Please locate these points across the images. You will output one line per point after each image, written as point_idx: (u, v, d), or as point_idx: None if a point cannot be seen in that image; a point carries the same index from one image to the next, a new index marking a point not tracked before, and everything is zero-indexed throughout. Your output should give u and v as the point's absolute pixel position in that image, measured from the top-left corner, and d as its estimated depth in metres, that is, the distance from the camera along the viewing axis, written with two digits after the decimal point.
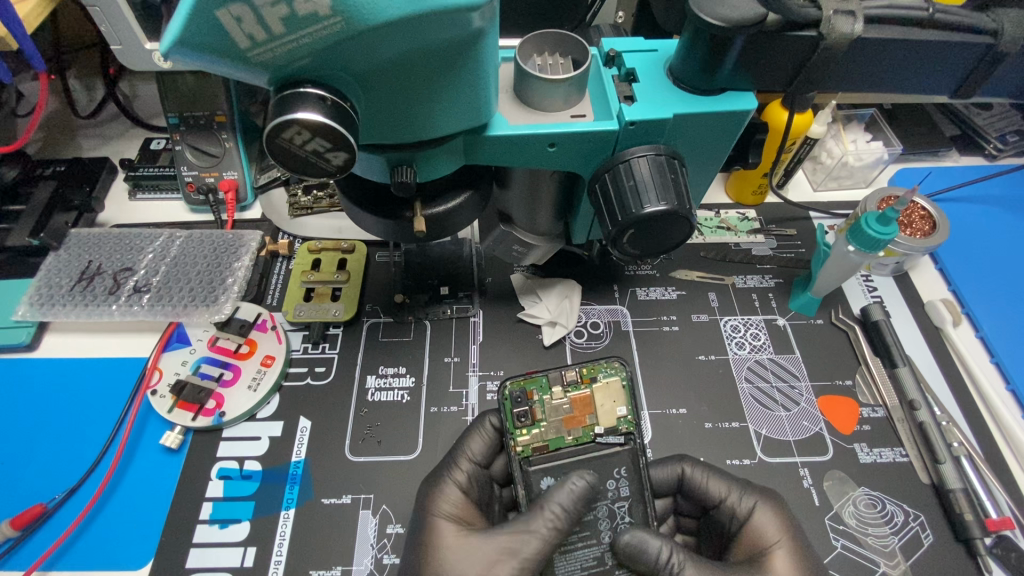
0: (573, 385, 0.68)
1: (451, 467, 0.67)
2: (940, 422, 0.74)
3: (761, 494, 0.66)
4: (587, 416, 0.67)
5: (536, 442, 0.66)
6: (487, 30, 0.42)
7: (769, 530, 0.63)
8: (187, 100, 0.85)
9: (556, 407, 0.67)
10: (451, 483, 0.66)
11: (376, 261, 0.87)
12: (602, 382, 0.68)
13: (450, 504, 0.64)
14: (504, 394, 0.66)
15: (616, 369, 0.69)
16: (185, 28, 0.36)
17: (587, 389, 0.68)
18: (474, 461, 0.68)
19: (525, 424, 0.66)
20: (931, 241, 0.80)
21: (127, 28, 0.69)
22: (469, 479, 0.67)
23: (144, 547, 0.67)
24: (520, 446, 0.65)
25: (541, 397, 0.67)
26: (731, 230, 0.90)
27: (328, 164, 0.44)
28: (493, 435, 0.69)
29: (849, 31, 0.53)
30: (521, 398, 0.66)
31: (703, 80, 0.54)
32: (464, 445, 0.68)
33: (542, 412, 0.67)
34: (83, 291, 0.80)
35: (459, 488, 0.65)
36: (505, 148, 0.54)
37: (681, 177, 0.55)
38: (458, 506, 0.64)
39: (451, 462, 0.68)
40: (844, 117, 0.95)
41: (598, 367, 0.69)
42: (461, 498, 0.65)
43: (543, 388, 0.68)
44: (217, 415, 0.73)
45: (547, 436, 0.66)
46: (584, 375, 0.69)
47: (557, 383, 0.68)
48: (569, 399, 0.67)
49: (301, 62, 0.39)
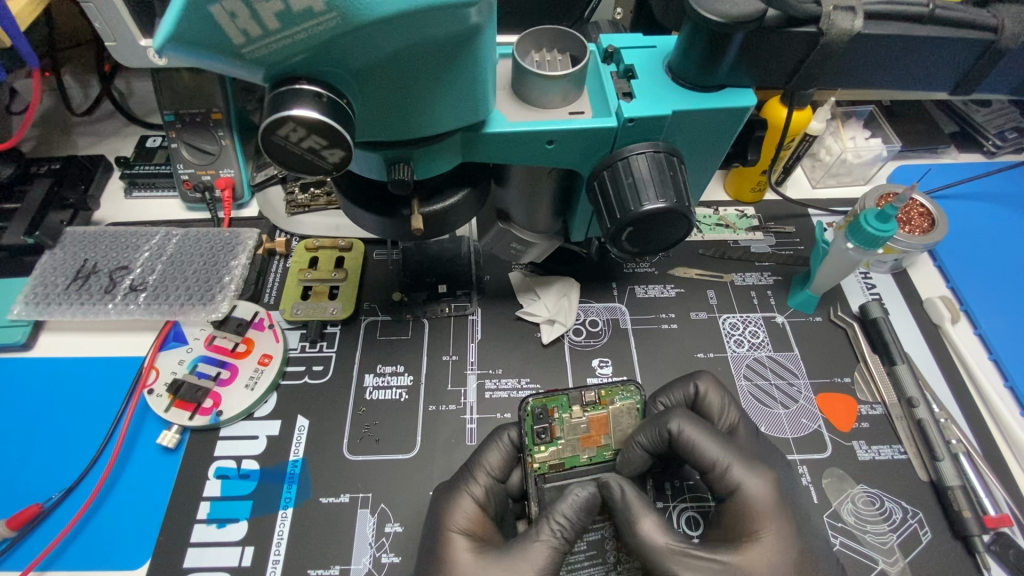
0: (592, 405, 0.69)
1: (468, 479, 0.65)
2: (939, 419, 0.74)
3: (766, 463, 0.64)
4: (602, 435, 0.68)
5: (553, 461, 0.66)
6: (484, 26, 0.42)
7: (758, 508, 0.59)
8: (183, 96, 0.85)
9: (574, 425, 0.67)
10: (468, 495, 0.64)
11: (374, 259, 0.87)
12: (617, 406, 0.69)
13: (465, 519, 0.62)
14: (526, 411, 0.66)
15: (632, 393, 0.70)
16: (178, 25, 0.36)
17: (604, 410, 0.69)
18: (492, 475, 0.65)
19: (544, 441, 0.66)
20: (930, 238, 0.80)
21: (122, 24, 0.68)
22: (487, 493, 0.64)
23: (142, 546, 0.67)
24: (537, 463, 0.65)
25: (561, 415, 0.67)
26: (730, 228, 0.90)
27: (324, 161, 0.44)
28: (511, 450, 0.66)
29: (849, 27, 0.53)
30: (543, 415, 0.66)
31: (702, 76, 0.54)
32: (481, 457, 0.66)
33: (561, 430, 0.67)
34: (78, 290, 0.79)
35: (475, 501, 0.63)
36: (502, 145, 0.54)
37: (680, 175, 0.54)
38: (472, 519, 0.62)
39: (468, 473, 0.65)
40: (843, 114, 0.95)
41: (614, 391, 0.70)
42: (477, 512, 0.63)
43: (564, 407, 0.68)
44: (215, 414, 0.73)
45: (563, 454, 0.66)
46: (601, 397, 0.69)
47: (576, 403, 0.68)
48: (587, 418, 0.68)
49: (297, 59, 0.39)
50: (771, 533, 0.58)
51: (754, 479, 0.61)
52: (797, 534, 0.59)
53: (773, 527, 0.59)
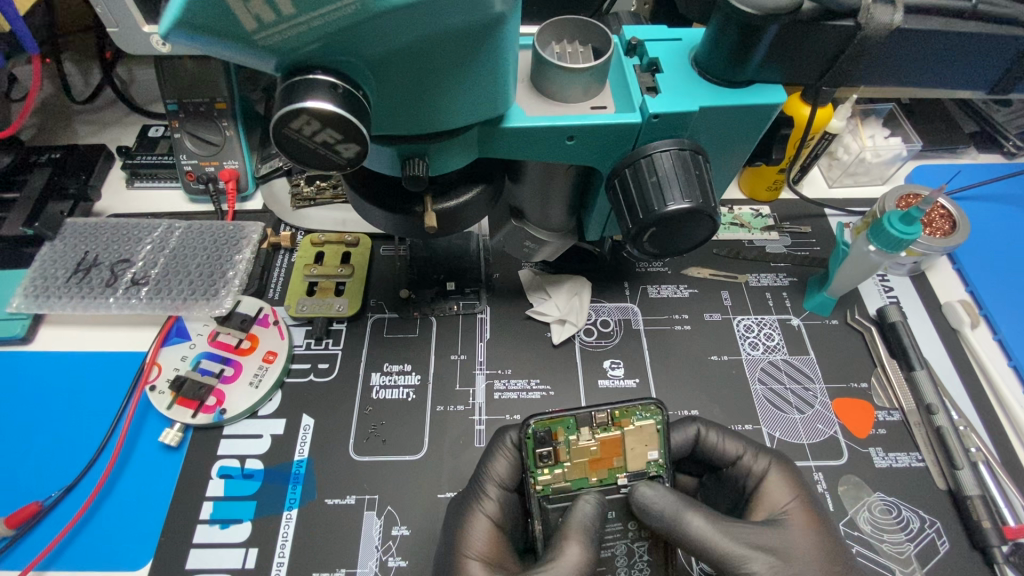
0: (603, 426, 0.62)
1: (479, 495, 0.63)
2: (958, 427, 0.72)
3: (773, 454, 0.65)
4: (614, 458, 0.62)
5: (558, 483, 0.62)
6: (509, 15, 0.40)
7: (784, 490, 0.62)
8: (187, 85, 0.82)
9: (582, 448, 0.61)
10: (482, 515, 0.62)
11: (380, 255, 0.85)
12: (635, 426, 0.62)
13: (482, 541, 0.61)
14: (527, 434, 0.61)
15: (652, 413, 0.63)
16: (185, 8, 0.34)
17: (617, 431, 0.62)
18: (502, 486, 0.64)
19: (547, 463, 0.61)
20: (951, 241, 0.78)
21: (125, 10, 0.66)
22: (500, 508, 0.63)
23: (143, 547, 0.65)
24: (540, 484, 0.61)
25: (567, 438, 0.62)
26: (744, 227, 0.88)
27: (338, 156, 0.42)
28: (516, 454, 0.64)
29: (888, 20, 0.53)
30: (546, 438, 0.61)
31: (731, 71, 0.52)
32: (488, 465, 0.64)
33: (567, 453, 0.62)
34: (79, 283, 0.78)
35: (491, 521, 0.62)
36: (521, 141, 0.52)
37: (705, 173, 0.52)
38: (487, 542, 0.61)
39: (478, 489, 0.64)
40: (862, 112, 0.93)
41: (632, 410, 0.63)
42: (491, 532, 0.61)
43: (570, 429, 0.62)
44: (218, 412, 0.71)
45: (569, 476, 0.62)
46: (615, 416, 0.62)
47: (585, 424, 0.62)
48: (598, 441, 0.62)
49: (312, 47, 0.37)
50: (812, 532, 0.59)
51: (776, 466, 0.64)
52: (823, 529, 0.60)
53: (814, 535, 0.59)
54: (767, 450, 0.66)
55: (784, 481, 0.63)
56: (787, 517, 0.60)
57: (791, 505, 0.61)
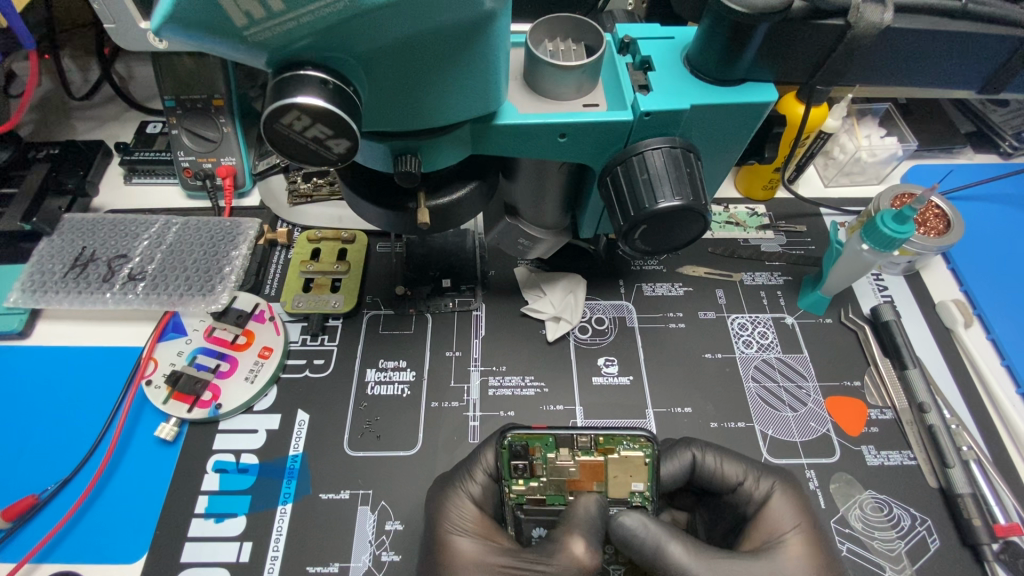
0: (585, 449, 0.62)
1: (463, 475, 0.64)
2: (949, 424, 0.73)
3: (776, 476, 0.65)
4: (594, 482, 0.62)
5: (533, 494, 0.63)
6: (499, 12, 0.40)
7: (785, 515, 0.62)
8: (185, 82, 0.82)
9: (559, 467, 0.61)
10: (464, 494, 0.63)
11: (376, 252, 0.85)
12: (620, 455, 0.61)
13: (469, 523, 0.61)
14: (502, 444, 0.61)
15: (642, 445, 0.61)
16: (175, 5, 0.34)
17: (601, 457, 0.61)
18: (489, 474, 0.64)
19: (522, 476, 0.62)
20: (945, 241, 0.79)
21: (121, 7, 0.66)
22: (484, 492, 0.63)
23: (138, 540, 0.66)
24: (514, 494, 0.63)
25: (544, 455, 0.62)
26: (740, 226, 0.89)
27: (330, 152, 0.42)
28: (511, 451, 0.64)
29: (878, 20, 0.54)
30: (523, 452, 0.61)
31: (722, 69, 0.52)
32: (478, 457, 0.64)
33: (543, 469, 0.62)
34: (76, 278, 0.78)
35: (473, 501, 0.63)
36: (513, 138, 0.52)
37: (696, 171, 0.53)
38: (476, 522, 0.62)
39: (464, 470, 0.64)
40: (858, 112, 0.93)
41: (618, 438, 0.61)
42: (477, 512, 0.62)
43: (549, 447, 0.62)
44: (214, 407, 0.72)
45: (545, 491, 0.62)
46: (599, 442, 0.62)
47: (565, 445, 0.62)
48: (578, 463, 0.61)
49: (302, 43, 0.37)
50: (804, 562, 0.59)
51: (781, 488, 0.64)
52: (815, 555, 0.60)
53: (809, 564, 0.59)
54: (772, 471, 0.66)
55: (788, 504, 0.63)
56: (783, 545, 0.60)
57: (789, 534, 0.61)
